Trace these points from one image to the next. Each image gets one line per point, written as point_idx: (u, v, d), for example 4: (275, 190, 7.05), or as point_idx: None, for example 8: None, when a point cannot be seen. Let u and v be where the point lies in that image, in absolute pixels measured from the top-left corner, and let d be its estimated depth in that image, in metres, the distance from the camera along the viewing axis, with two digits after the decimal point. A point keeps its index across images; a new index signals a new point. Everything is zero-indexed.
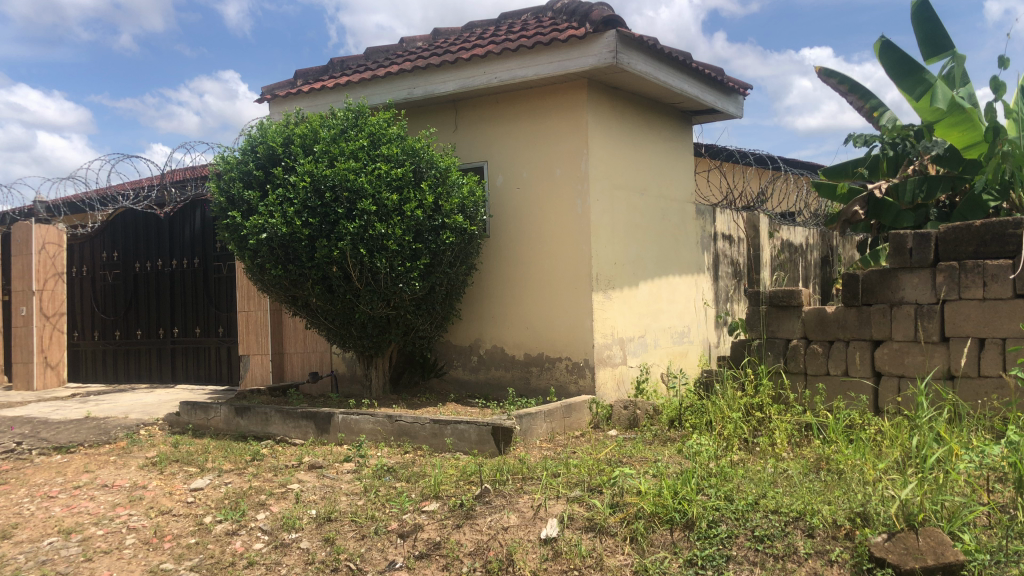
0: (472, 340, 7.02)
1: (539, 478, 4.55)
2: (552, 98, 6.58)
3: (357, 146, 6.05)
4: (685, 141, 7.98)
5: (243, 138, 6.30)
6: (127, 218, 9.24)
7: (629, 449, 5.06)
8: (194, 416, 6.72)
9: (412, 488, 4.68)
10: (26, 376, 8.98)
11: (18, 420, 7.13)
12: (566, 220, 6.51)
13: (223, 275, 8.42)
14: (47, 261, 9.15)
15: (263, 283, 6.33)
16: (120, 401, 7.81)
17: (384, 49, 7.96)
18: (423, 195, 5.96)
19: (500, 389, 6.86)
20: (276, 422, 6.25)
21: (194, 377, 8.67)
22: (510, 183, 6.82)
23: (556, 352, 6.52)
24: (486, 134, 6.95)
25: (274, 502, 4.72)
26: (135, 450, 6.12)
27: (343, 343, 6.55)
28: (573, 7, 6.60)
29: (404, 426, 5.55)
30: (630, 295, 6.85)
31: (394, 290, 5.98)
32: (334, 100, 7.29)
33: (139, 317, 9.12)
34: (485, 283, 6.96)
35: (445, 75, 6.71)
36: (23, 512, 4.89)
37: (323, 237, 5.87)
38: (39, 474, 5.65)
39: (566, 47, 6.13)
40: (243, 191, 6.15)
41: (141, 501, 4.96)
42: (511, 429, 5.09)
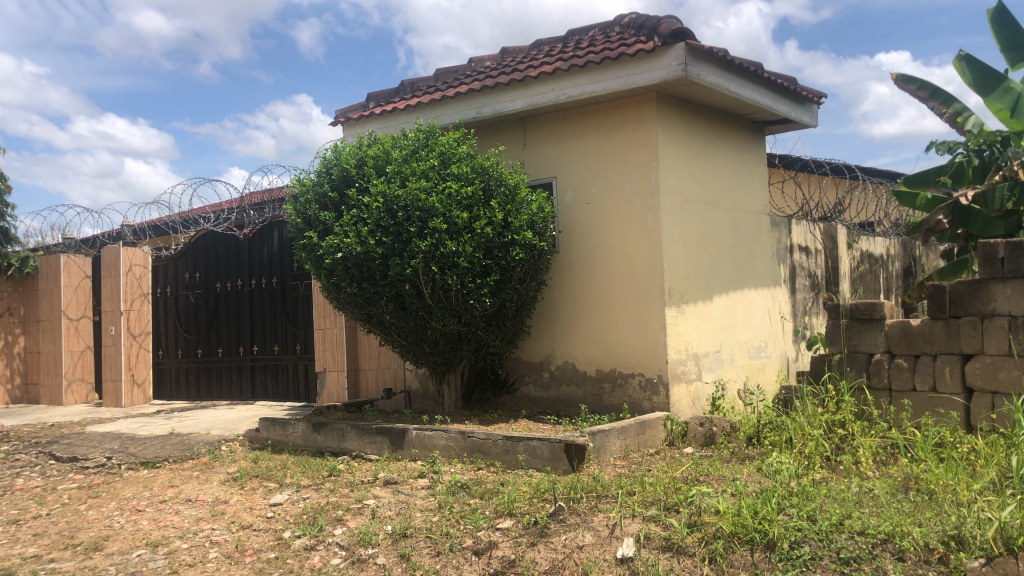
0: (543, 356, 7.00)
1: (615, 496, 4.49)
2: (621, 113, 6.55)
3: (428, 166, 6.13)
4: (758, 152, 7.84)
5: (318, 161, 6.46)
6: (208, 240, 9.56)
7: (706, 467, 4.97)
8: (273, 432, 6.86)
9: (486, 505, 4.68)
10: (114, 394, 9.33)
11: (108, 436, 7.42)
12: (637, 234, 6.45)
13: (300, 294, 8.62)
14: (134, 283, 9.51)
15: (339, 301, 6.44)
16: (203, 417, 8.05)
17: (453, 69, 8.07)
18: (492, 212, 6.00)
19: (572, 406, 6.82)
20: (352, 438, 6.34)
21: (273, 394, 8.87)
22: (579, 199, 6.81)
23: (629, 368, 6.45)
24: (555, 151, 6.96)
25: (351, 517, 4.78)
26: (217, 465, 6.29)
27: (415, 360, 6.61)
28: (642, 21, 6.58)
29: (476, 443, 5.57)
30: (704, 310, 6.73)
31: (465, 307, 6.02)
32: (406, 121, 7.42)
33: (220, 335, 9.39)
34: (555, 299, 6.96)
35: (514, 93, 6.76)
36: (114, 524, 5.07)
37: (396, 256, 5.93)
38: (128, 488, 5.85)
39: (634, 61, 6.10)
40: (319, 212, 6.29)
41: (224, 515, 5.08)
42: (585, 446, 5.04)
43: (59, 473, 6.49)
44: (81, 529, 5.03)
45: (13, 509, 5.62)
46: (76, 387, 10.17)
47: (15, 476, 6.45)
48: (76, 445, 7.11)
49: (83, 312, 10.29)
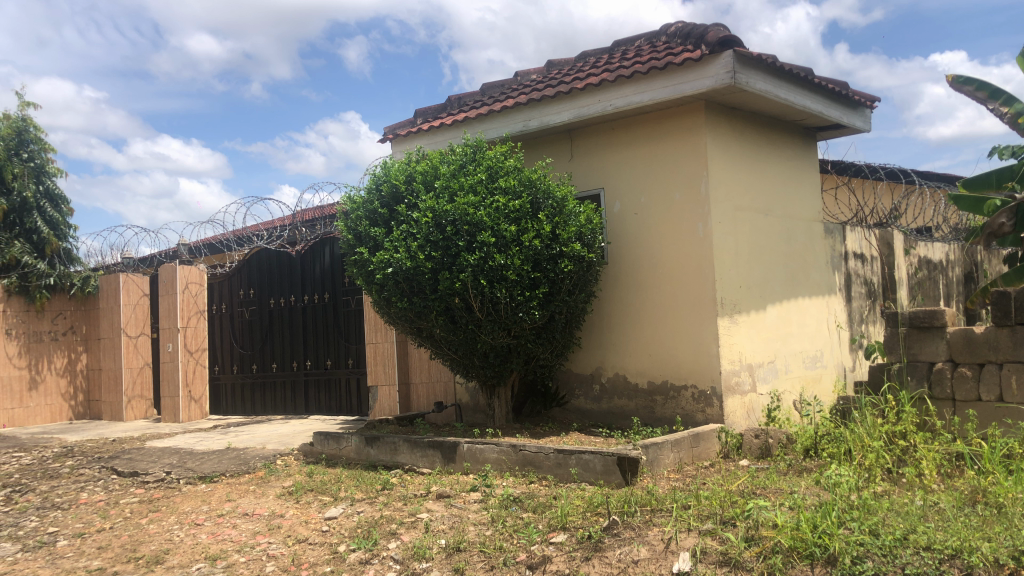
0: (594, 368, 6.97)
1: (670, 510, 4.43)
2: (668, 122, 6.51)
3: (475, 180, 6.15)
4: (809, 159, 7.72)
5: (368, 178, 6.56)
6: (262, 257, 9.74)
7: (763, 480, 4.88)
8: (327, 446, 6.93)
9: (540, 519, 4.66)
10: (172, 409, 9.53)
11: (167, 451, 7.58)
12: (687, 244, 6.39)
13: (351, 309, 8.71)
14: (190, 300, 9.73)
15: (390, 316, 6.50)
16: (258, 431, 8.17)
17: (499, 83, 8.11)
18: (540, 224, 5.99)
19: (624, 418, 6.76)
20: (404, 452, 6.38)
21: (326, 408, 8.97)
22: (628, 209, 6.78)
23: (681, 380, 6.38)
24: (603, 162, 6.94)
25: (404, 531, 4.80)
26: (273, 479, 6.37)
27: (466, 374, 6.63)
28: (688, 30, 6.55)
29: (528, 456, 5.55)
30: (757, 320, 6.63)
31: (515, 320, 6.01)
32: (453, 136, 7.48)
33: (274, 351, 9.55)
34: (605, 311, 6.93)
35: (560, 105, 6.77)
36: (174, 538, 5.17)
37: (446, 270, 5.95)
38: (187, 503, 5.96)
39: (681, 70, 6.06)
40: (369, 228, 6.37)
41: (280, 529, 5.15)
42: (638, 459, 4.98)
43: (121, 487, 6.65)
44: (142, 543, 5.14)
45: (78, 523, 5.77)
46: (136, 404, 10.42)
47: (80, 491, 6.62)
48: (137, 460, 7.28)
49: (141, 329, 10.55)
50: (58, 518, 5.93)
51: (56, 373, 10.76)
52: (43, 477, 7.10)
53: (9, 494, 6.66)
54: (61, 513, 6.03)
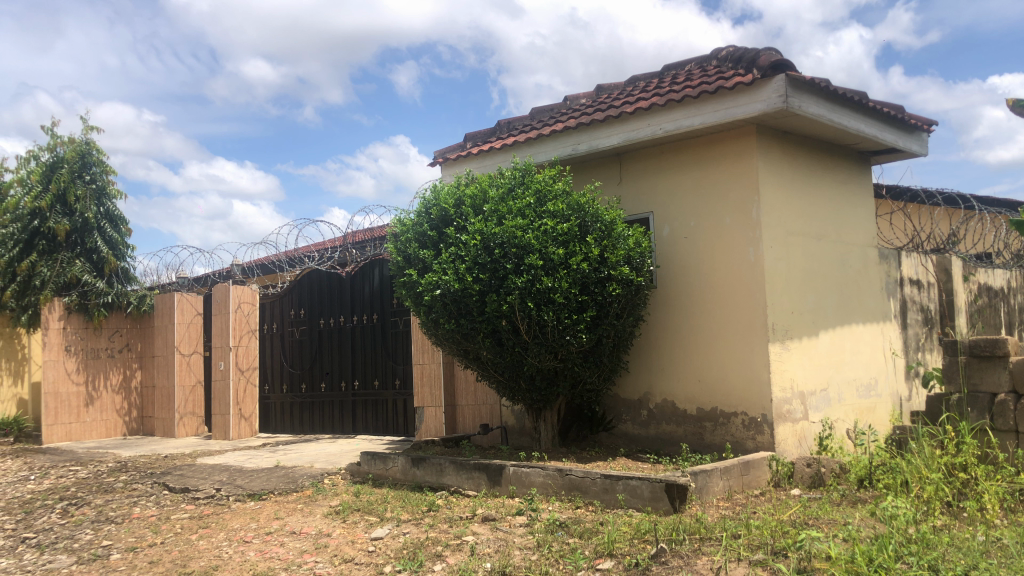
0: (642, 394, 6.91)
1: (719, 539, 4.35)
2: (719, 146, 6.47)
3: (524, 204, 6.17)
4: (863, 183, 7.61)
5: (418, 201, 6.64)
6: (313, 278, 9.90)
7: (816, 510, 4.78)
8: (373, 466, 6.96)
9: (586, 544, 4.61)
10: (223, 427, 9.69)
11: (218, 468, 7.69)
12: (738, 269, 6.32)
13: (399, 330, 8.78)
14: (242, 319, 9.92)
15: (438, 337, 6.54)
16: (306, 450, 8.26)
17: (548, 107, 8.16)
18: (589, 247, 5.97)
19: (672, 444, 6.67)
20: (450, 473, 6.38)
21: (373, 428, 9.03)
22: (677, 233, 6.75)
23: (731, 407, 6.28)
24: (652, 185, 6.92)
25: (450, 554, 4.79)
26: (320, 498, 6.42)
27: (512, 397, 6.62)
28: (739, 54, 6.52)
29: (575, 481, 5.50)
30: (810, 347, 6.52)
31: (562, 343, 5.99)
32: (502, 160, 7.54)
33: (323, 371, 9.66)
34: (654, 335, 6.88)
35: (610, 128, 6.78)
36: (223, 555, 5.23)
37: (493, 292, 5.97)
38: (236, 520, 6.03)
39: (732, 94, 6.03)
40: (418, 250, 6.43)
41: (327, 548, 5.18)
42: (687, 487, 4.91)
43: (173, 502, 6.76)
44: (192, 558, 5.21)
45: (130, 537, 5.88)
46: (187, 421, 10.61)
47: (133, 505, 6.75)
48: (188, 477, 7.40)
49: (195, 348, 10.77)
50: (112, 531, 6.05)
51: (112, 389, 11.02)
52: (98, 491, 7.26)
53: (65, 507, 6.83)
54: (115, 527, 6.15)
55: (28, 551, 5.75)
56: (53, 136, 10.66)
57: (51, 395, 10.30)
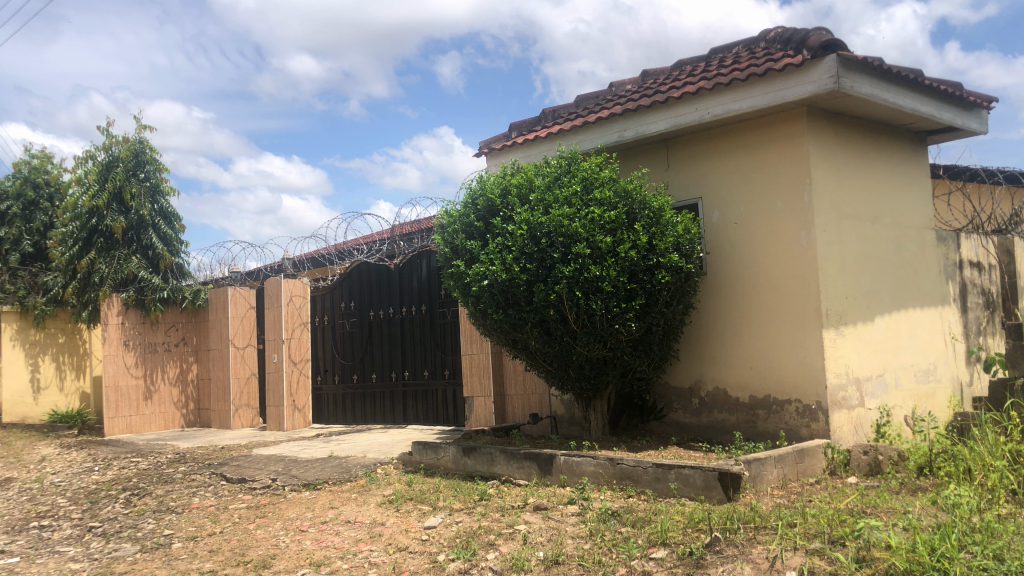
0: (693, 382, 6.86)
1: (774, 528, 4.30)
2: (769, 129, 6.36)
3: (570, 192, 6.13)
4: (919, 164, 7.41)
5: (464, 192, 6.66)
6: (362, 270, 10.00)
7: (874, 498, 4.68)
8: (425, 455, 7.01)
9: (639, 534, 4.59)
10: (277, 418, 9.87)
11: (273, 459, 7.84)
12: (790, 253, 6.22)
13: (448, 321, 8.83)
14: (294, 312, 10.09)
15: (486, 327, 6.56)
16: (359, 440, 8.36)
17: (594, 94, 8.10)
18: (637, 235, 5.90)
19: (725, 433, 6.61)
20: (501, 463, 6.40)
21: (424, 418, 9.11)
22: (727, 219, 6.66)
23: (785, 394, 6.19)
24: (700, 170, 6.84)
25: (502, 542, 4.82)
26: (374, 487, 6.51)
27: (561, 386, 6.62)
28: (788, 35, 6.39)
29: (626, 470, 5.47)
30: (865, 332, 6.38)
31: (611, 331, 5.94)
32: (548, 149, 7.52)
33: (374, 362, 9.76)
34: (704, 322, 6.82)
35: (656, 114, 6.71)
36: (280, 543, 5.34)
37: (541, 282, 5.95)
38: (292, 509, 6.14)
39: (782, 76, 5.92)
40: (466, 241, 6.46)
41: (381, 537, 5.24)
42: (740, 475, 4.85)
43: (230, 493, 6.91)
44: (250, 547, 5.32)
45: (190, 526, 6.03)
46: (243, 412, 10.83)
47: (192, 496, 6.92)
48: (244, 467, 7.56)
49: (248, 340, 10.98)
50: (172, 521, 6.21)
51: (169, 382, 11.30)
52: (159, 482, 7.46)
53: (128, 497, 7.02)
54: (175, 517, 6.31)
55: (94, 540, 5.94)
56: (108, 135, 10.92)
57: (112, 389, 10.62)
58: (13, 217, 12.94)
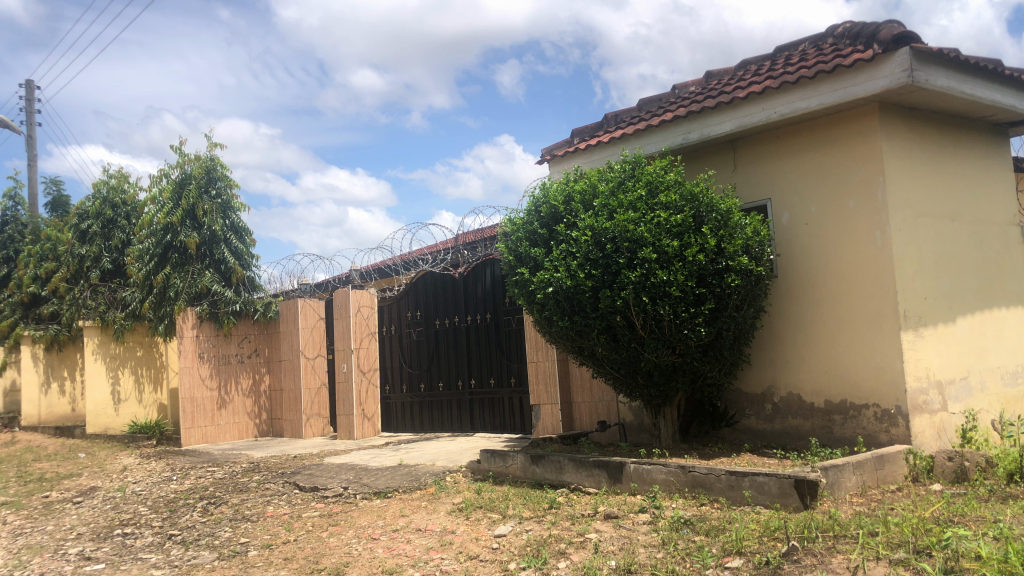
0: (766, 387, 6.70)
1: (855, 537, 4.16)
2: (840, 127, 6.21)
3: (635, 196, 6.07)
4: (1000, 157, 7.13)
5: (528, 200, 6.67)
6: (427, 280, 10.09)
7: (961, 506, 4.50)
8: (494, 463, 7.01)
9: (713, 542, 4.49)
10: (348, 427, 10.03)
11: (344, 467, 7.95)
12: (865, 254, 6.04)
13: (513, 328, 8.83)
14: (362, 322, 10.27)
15: (552, 335, 6.54)
16: (428, 448, 8.43)
17: (657, 97, 8.02)
18: (704, 238, 5.79)
19: (800, 439, 6.44)
20: (570, 471, 6.36)
21: (491, 426, 9.12)
22: (797, 219, 6.51)
23: (862, 399, 6.00)
24: (768, 171, 6.71)
25: (574, 551, 4.78)
26: (443, 495, 6.53)
27: (630, 393, 6.55)
28: (858, 29, 6.22)
29: (698, 478, 5.37)
30: (947, 333, 6.15)
31: (679, 337, 5.83)
32: (611, 153, 7.48)
33: (440, 370, 9.83)
34: (775, 326, 6.67)
35: (721, 115, 6.62)
36: (353, 551, 5.39)
37: (606, 288, 5.89)
38: (363, 517, 6.21)
39: (852, 72, 5.77)
40: (530, 248, 6.45)
41: (452, 545, 5.25)
42: (817, 482, 4.71)
43: (304, 501, 7.02)
44: (324, 555, 5.40)
45: (266, 534, 6.15)
46: (314, 421, 11.01)
47: (267, 504, 7.06)
48: (316, 476, 7.68)
49: (318, 351, 11.18)
50: (248, 529, 6.34)
51: (243, 393, 11.58)
52: (234, 490, 7.64)
53: (205, 506, 7.20)
54: (251, 525, 6.45)
55: (174, 547, 6.10)
56: (181, 154, 11.28)
57: (188, 400, 10.91)
58: (94, 235, 13.47)
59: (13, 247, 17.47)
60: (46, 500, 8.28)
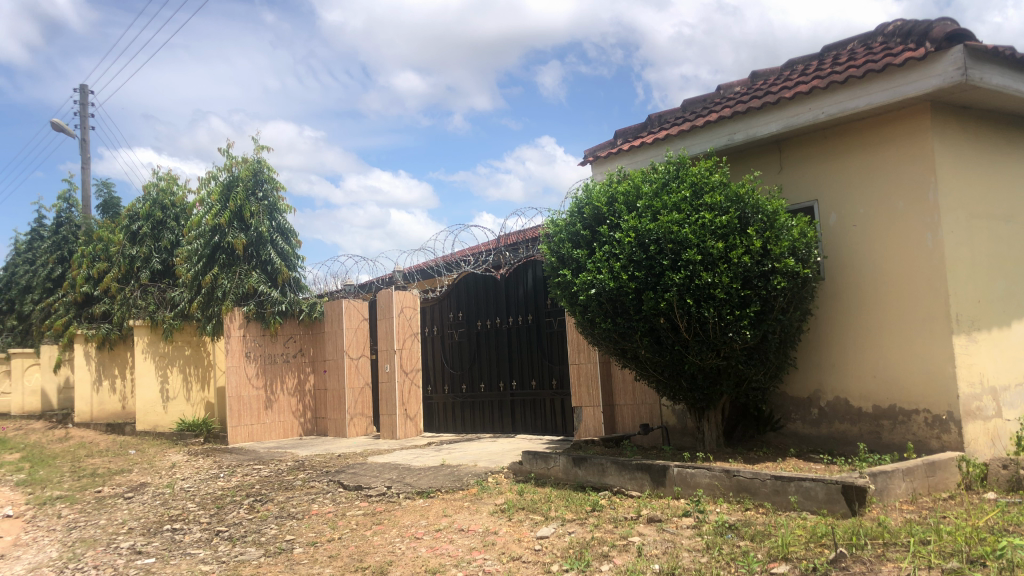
0: (812, 392, 6.61)
1: (905, 545, 4.09)
2: (889, 127, 6.10)
3: (679, 198, 6.02)
4: None
5: (571, 202, 6.67)
6: (469, 281, 10.13)
7: (1016, 516, 4.39)
8: (536, 465, 7.01)
9: (758, 547, 4.44)
10: (391, 427, 10.13)
11: (388, 466, 8.02)
12: (915, 256, 5.93)
13: (555, 330, 8.83)
14: (405, 323, 10.36)
15: (595, 337, 6.53)
16: (470, 449, 8.46)
17: (701, 98, 7.96)
18: (750, 240, 5.72)
19: (848, 444, 6.32)
20: (613, 473, 6.34)
21: (532, 428, 9.13)
22: (845, 221, 6.41)
23: (912, 404, 5.89)
24: (815, 172, 6.62)
25: (617, 554, 4.76)
26: (486, 496, 6.56)
27: (673, 396, 6.51)
28: (909, 27, 6.11)
29: (743, 482, 5.31)
30: (1000, 338, 6.02)
31: (724, 340, 5.76)
32: (655, 154, 7.44)
33: (482, 371, 9.87)
34: (822, 330, 6.57)
35: (768, 116, 6.55)
36: (397, 550, 5.44)
37: (650, 290, 5.86)
38: (407, 517, 6.26)
39: (903, 71, 5.66)
40: (572, 250, 6.45)
41: (494, 546, 5.27)
42: (866, 488, 4.63)
43: (348, 500, 7.10)
44: (368, 554, 5.45)
45: (311, 532, 6.23)
46: (358, 421, 11.13)
47: (312, 502, 7.15)
48: (360, 475, 7.76)
49: (362, 351, 11.29)
50: (294, 527, 6.43)
51: (288, 392, 11.75)
52: (280, 488, 7.75)
53: (252, 503, 7.33)
54: (296, 523, 6.54)
55: (222, 543, 6.22)
56: (228, 157, 11.49)
57: (235, 399, 11.10)
58: (144, 236, 13.79)
59: (67, 248, 17.93)
60: (99, 495, 8.49)
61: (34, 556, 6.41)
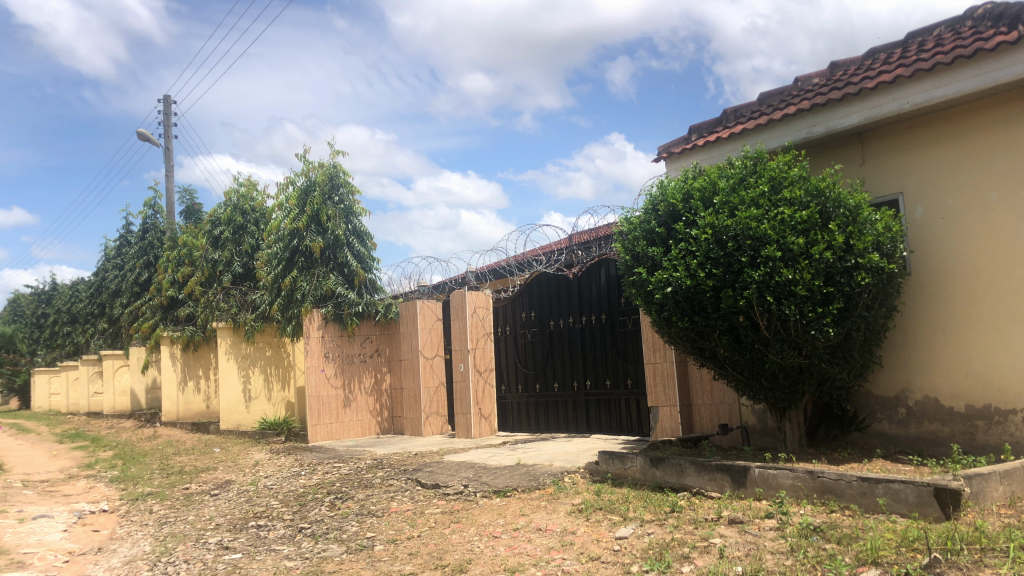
0: (899, 391, 6.37)
1: (1004, 551, 3.92)
2: (980, 115, 5.88)
3: (757, 193, 5.90)
4: None
5: (645, 199, 6.61)
6: (542, 281, 10.14)
7: None
8: (612, 465, 6.95)
9: (845, 551, 4.31)
10: (466, 425, 10.22)
11: (464, 465, 8.10)
12: (1011, 249, 5.71)
13: (629, 329, 8.76)
14: (478, 323, 10.45)
15: (671, 336, 6.46)
16: (545, 448, 8.48)
17: (778, 91, 7.80)
18: (832, 235, 5.55)
19: (939, 445, 6.09)
20: (692, 474, 6.24)
21: (607, 428, 9.08)
22: (933, 214, 6.18)
23: (1010, 403, 5.69)
24: (900, 163, 6.40)
25: (698, 555, 4.69)
26: (563, 496, 6.55)
27: (754, 396, 6.40)
28: (1000, 11, 5.87)
29: (828, 484, 5.18)
30: None
31: (806, 337, 5.60)
32: (731, 149, 7.31)
33: (556, 370, 9.87)
34: (909, 327, 6.34)
35: (849, 107, 6.37)
36: (476, 548, 5.48)
37: (728, 287, 5.76)
38: (484, 515, 6.31)
39: (995, 56, 5.45)
40: (648, 248, 6.38)
41: (573, 546, 5.25)
42: (960, 491, 4.46)
43: (426, 498, 7.19)
44: (447, 551, 5.51)
45: (390, 529, 6.34)
46: (433, 420, 11.26)
47: (390, 500, 7.27)
48: (437, 473, 7.85)
49: (437, 351, 11.43)
50: (374, 524, 6.55)
51: (365, 392, 11.97)
52: (360, 486, 7.90)
53: (333, 500, 7.48)
54: (376, 520, 6.65)
55: (305, 540, 6.38)
56: (305, 162, 11.77)
57: (314, 398, 11.36)
58: (226, 240, 14.24)
59: (153, 253, 18.65)
60: (187, 492, 8.80)
61: (130, 549, 6.68)
